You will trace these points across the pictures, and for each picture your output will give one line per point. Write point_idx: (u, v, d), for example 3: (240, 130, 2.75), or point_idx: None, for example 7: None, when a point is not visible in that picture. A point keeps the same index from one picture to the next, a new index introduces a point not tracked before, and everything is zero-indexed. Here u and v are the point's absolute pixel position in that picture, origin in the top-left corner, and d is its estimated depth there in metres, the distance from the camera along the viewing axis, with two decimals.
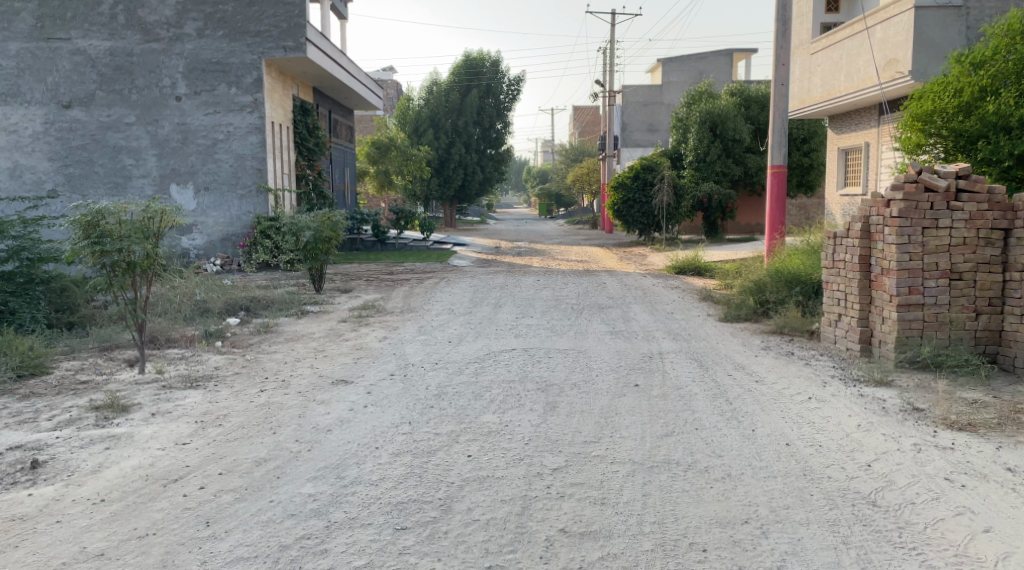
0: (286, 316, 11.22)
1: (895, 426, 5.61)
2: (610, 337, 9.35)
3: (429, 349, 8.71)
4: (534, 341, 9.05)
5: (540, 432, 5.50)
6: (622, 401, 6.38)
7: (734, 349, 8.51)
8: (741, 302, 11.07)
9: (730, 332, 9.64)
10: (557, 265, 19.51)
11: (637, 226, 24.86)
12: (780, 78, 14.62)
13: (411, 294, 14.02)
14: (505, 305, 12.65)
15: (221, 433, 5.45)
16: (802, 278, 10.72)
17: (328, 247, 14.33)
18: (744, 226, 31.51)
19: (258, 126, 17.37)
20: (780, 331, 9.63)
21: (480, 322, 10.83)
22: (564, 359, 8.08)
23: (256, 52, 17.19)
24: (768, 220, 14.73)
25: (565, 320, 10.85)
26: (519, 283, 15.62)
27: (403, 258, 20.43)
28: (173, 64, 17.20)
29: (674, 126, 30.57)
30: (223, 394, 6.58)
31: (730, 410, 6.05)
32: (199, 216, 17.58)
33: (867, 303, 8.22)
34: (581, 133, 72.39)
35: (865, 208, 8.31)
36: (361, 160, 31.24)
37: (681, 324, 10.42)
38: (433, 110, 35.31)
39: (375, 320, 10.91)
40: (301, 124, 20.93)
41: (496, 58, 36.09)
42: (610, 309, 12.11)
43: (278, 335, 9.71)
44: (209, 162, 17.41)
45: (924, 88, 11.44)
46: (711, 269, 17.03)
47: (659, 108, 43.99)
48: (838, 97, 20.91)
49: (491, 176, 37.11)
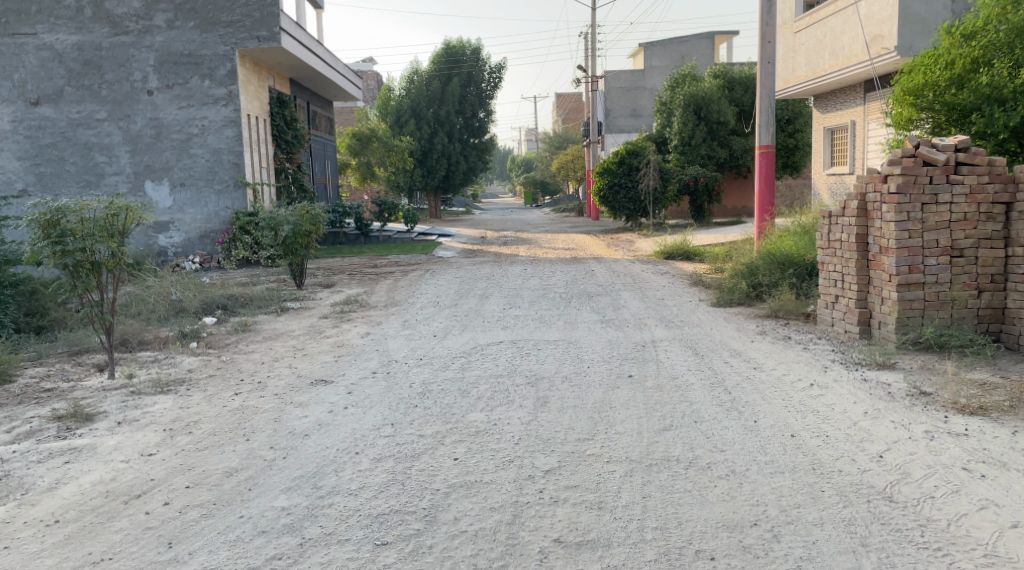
0: (265, 314, 10.86)
1: (906, 412, 5.33)
2: (600, 326, 9.04)
3: (414, 344, 8.37)
4: (522, 332, 8.74)
5: (531, 429, 5.19)
6: (615, 393, 6.08)
7: (729, 335, 8.19)
8: (733, 286, 10.77)
9: (723, 318, 9.33)
10: (545, 253, 19.19)
11: (624, 212, 24.55)
12: (766, 56, 14.31)
13: (395, 287, 13.68)
14: (491, 296, 12.33)
15: (191, 442, 5.10)
16: (796, 259, 10.44)
17: (308, 242, 13.96)
18: (731, 209, 31.26)
19: (233, 119, 16.95)
20: (775, 315, 9.33)
21: (467, 314, 10.50)
22: (554, 350, 7.78)
23: (228, 43, 16.75)
24: (757, 201, 14.44)
25: (554, 310, 10.53)
26: (506, 272, 15.29)
27: (387, 251, 20.06)
28: (143, 57, 16.74)
29: (658, 110, 30.27)
30: (195, 399, 6.26)
31: (730, 400, 5.74)
32: (176, 213, 17.17)
33: (866, 283, 7.90)
34: (564, 120, 71.99)
35: (861, 185, 8.00)
36: (342, 151, 30.73)
37: (672, 311, 10.12)
38: (415, 99, 34.86)
39: (358, 315, 10.57)
40: (278, 116, 20.48)
41: (477, 46, 35.68)
42: (600, 297, 11.80)
43: (256, 334, 9.36)
44: (184, 158, 16.99)
45: (914, 62, 11.15)
46: (699, 253, 16.75)
47: (642, 93, 43.73)
48: (823, 76, 20.65)
49: (475, 165, 36.72)
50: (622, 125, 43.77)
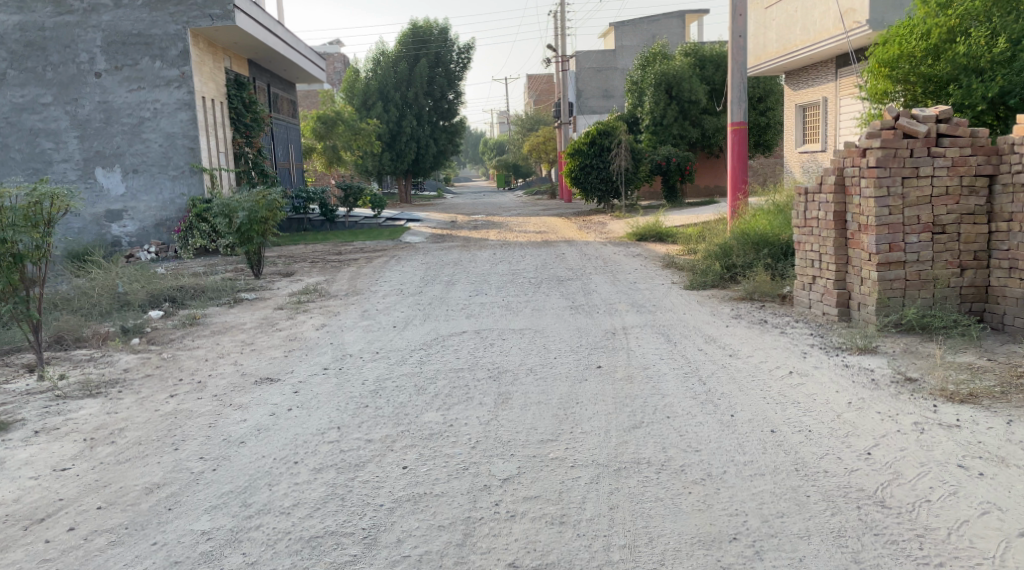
0: (217, 306, 10.34)
1: (894, 401, 4.94)
2: (568, 313, 8.61)
3: (371, 336, 7.91)
4: (487, 321, 8.31)
5: (490, 431, 4.74)
6: (581, 387, 5.64)
7: (703, 321, 7.76)
8: (707, 268, 10.38)
9: (697, 302, 8.91)
10: (515, 237, 18.74)
11: (596, 194, 24.14)
12: (738, 30, 13.87)
13: (358, 275, 13.17)
14: (458, 282, 11.87)
15: (111, 454, 4.64)
16: (771, 239, 10.07)
17: (265, 229, 13.41)
18: (703, 189, 30.95)
19: (187, 101, 16.30)
20: (751, 297, 8.93)
21: (431, 303, 10.05)
22: (518, 340, 7.35)
23: (180, 22, 16.08)
24: (729, 180, 14.05)
25: (522, 296, 10.10)
26: (474, 257, 14.81)
27: (353, 237, 19.52)
28: (89, 38, 15.99)
29: (629, 89, 29.82)
30: (125, 403, 5.87)
31: (704, 391, 5.33)
32: (128, 201, 16.48)
33: (844, 263, 7.49)
34: (536, 102, 71.38)
35: (838, 159, 7.58)
36: (307, 135, 29.93)
37: (644, 295, 9.71)
38: (381, 81, 34.11)
39: (316, 306, 10.07)
40: (236, 99, 19.78)
41: (444, 26, 34.98)
42: (570, 282, 11.37)
43: (205, 329, 8.86)
44: (136, 143, 16.31)
45: (889, 32, 10.73)
46: (672, 234, 16.38)
47: (613, 74, 43.31)
48: (794, 52, 20.35)
49: (445, 148, 36.08)
50: (593, 106, 43.30)
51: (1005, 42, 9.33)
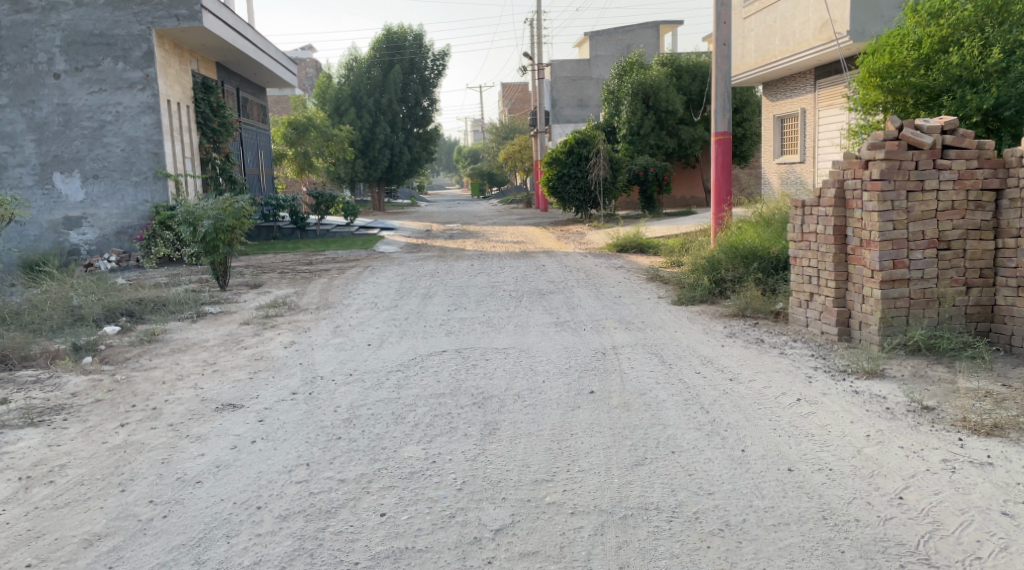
0: (179, 321, 9.77)
1: (918, 434, 4.49)
2: (553, 330, 8.16)
3: (344, 355, 7.40)
4: (467, 339, 7.83)
5: (476, 469, 4.26)
6: (574, 416, 5.17)
7: (695, 339, 7.31)
8: (695, 282, 9.97)
9: (688, 319, 8.47)
10: (492, 247, 18.25)
11: (573, 203, 23.75)
12: (722, 37, 13.53)
13: (329, 286, 12.63)
14: (436, 295, 11.39)
15: (47, 497, 4.21)
16: (761, 253, 9.70)
17: (231, 238, 12.82)
18: (680, 200, 30.68)
19: (151, 104, 15.66)
20: (743, 314, 8.52)
21: (407, 317, 9.56)
22: (501, 361, 6.87)
23: (144, 23, 15.47)
24: (713, 191, 13.65)
25: (503, 311, 9.65)
26: (451, 269, 14.32)
27: (325, 246, 18.96)
28: (48, 37, 15.33)
29: (606, 98, 29.49)
30: (69, 433, 5.41)
31: (710, 421, 4.84)
32: (88, 208, 15.80)
33: (844, 280, 7.06)
34: (511, 110, 71.16)
35: (838, 171, 7.15)
36: (278, 141, 29.29)
37: (631, 311, 9.28)
38: (355, 87, 33.57)
39: (285, 321, 9.54)
40: (204, 103, 19.15)
41: (419, 33, 34.54)
42: (552, 295, 10.94)
43: (163, 347, 8.31)
44: (97, 147, 15.65)
45: (878, 42, 10.38)
46: (653, 245, 15.99)
47: (588, 83, 43.09)
48: (772, 62, 20.13)
49: (420, 155, 35.53)
50: (569, 115, 43.02)
51: (999, 53, 8.97)
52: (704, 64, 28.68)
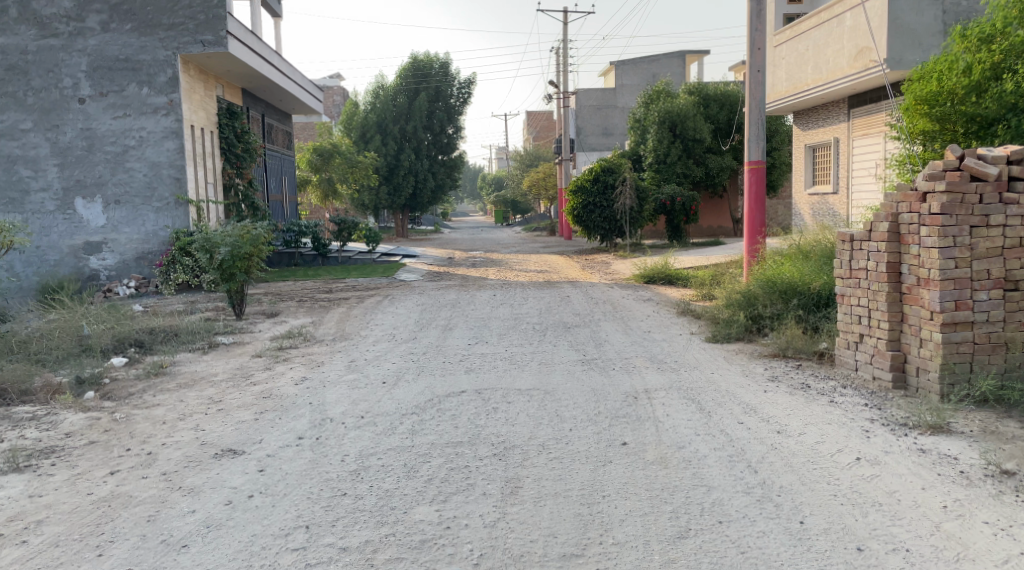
0: (189, 352, 9.37)
1: (1003, 506, 3.92)
2: (580, 369, 7.64)
3: (357, 394, 6.93)
4: (489, 378, 7.33)
5: (497, 539, 3.77)
6: (606, 472, 4.64)
7: (736, 382, 6.80)
8: (730, 319, 9.46)
9: (725, 359, 7.95)
10: (516, 276, 17.78)
11: (598, 232, 23.26)
12: (757, 64, 13.05)
13: (347, 317, 12.21)
14: (456, 327, 10.93)
15: (17, 563, 3.81)
16: (802, 288, 9.13)
17: (248, 266, 12.46)
18: (706, 229, 30.09)
19: (175, 130, 15.46)
20: (783, 354, 8.00)
21: (425, 352, 9.08)
22: (524, 404, 6.36)
23: (169, 48, 15.31)
24: (746, 222, 13.09)
25: (526, 346, 9.15)
26: (473, 299, 13.87)
27: (346, 273, 18.61)
28: (73, 62, 15.22)
29: (631, 127, 29.09)
30: (56, 481, 4.99)
31: (759, 483, 4.30)
32: (109, 232, 15.56)
33: (899, 321, 6.49)
34: (535, 137, 71.04)
35: (891, 203, 6.61)
36: (302, 167, 29.14)
37: (662, 348, 8.76)
38: (380, 114, 33.44)
39: (298, 354, 9.11)
40: (227, 128, 18.96)
41: (445, 61, 34.44)
42: (578, 329, 10.43)
43: (170, 382, 7.88)
44: (119, 172, 15.44)
45: (924, 68, 9.84)
46: (682, 276, 15.45)
47: (613, 112, 42.78)
48: (805, 91, 19.61)
49: (444, 182, 35.26)
50: (593, 143, 42.69)
51: None
52: (732, 93, 28.23)
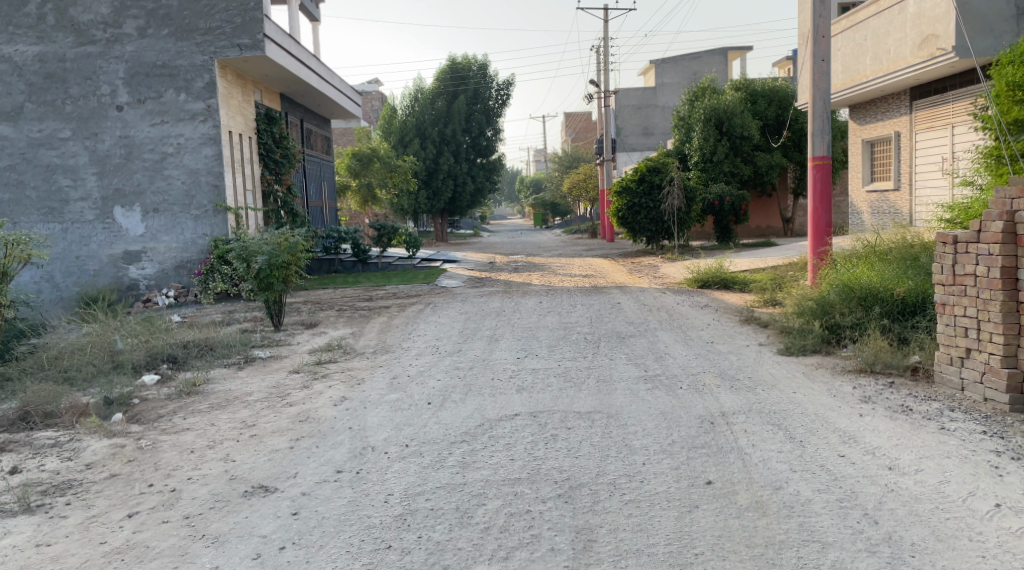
0: (224, 367, 8.83)
1: None
2: (644, 388, 6.94)
3: (400, 418, 6.32)
4: (544, 398, 6.68)
5: None
6: (691, 520, 4.02)
7: (825, 405, 6.12)
8: (804, 329, 8.77)
9: (805, 376, 7.27)
10: (561, 281, 17.14)
11: (645, 234, 22.47)
12: (820, 53, 12.25)
13: (388, 327, 11.64)
14: (502, 338, 10.29)
15: None
16: (882, 295, 8.53)
17: (286, 275, 11.97)
18: (755, 229, 29.09)
19: (213, 136, 15.07)
20: (870, 370, 7.32)
21: (472, 366, 8.44)
22: (587, 432, 5.68)
23: (206, 52, 14.93)
24: (812, 223, 12.29)
25: (581, 360, 8.45)
26: (518, 306, 13.21)
27: (386, 280, 18.12)
28: (111, 69, 14.92)
29: (676, 125, 28.25)
30: (68, 525, 4.44)
31: (885, 538, 3.75)
32: (148, 241, 15.21)
33: (1017, 335, 5.79)
34: (574, 138, 70.27)
35: (1005, 200, 5.92)
36: (341, 172, 28.78)
37: (731, 362, 8.04)
38: (419, 117, 33.03)
39: (335, 370, 8.53)
40: (266, 134, 18.59)
41: (484, 63, 33.97)
42: (633, 339, 9.74)
43: (202, 402, 7.33)
44: (157, 180, 15.09)
45: (1017, 50, 9.06)
46: (738, 280, 14.66)
47: (654, 111, 41.91)
48: (863, 83, 18.64)
49: (483, 186, 34.68)
50: (634, 143, 41.88)
51: None
52: (781, 88, 27.24)
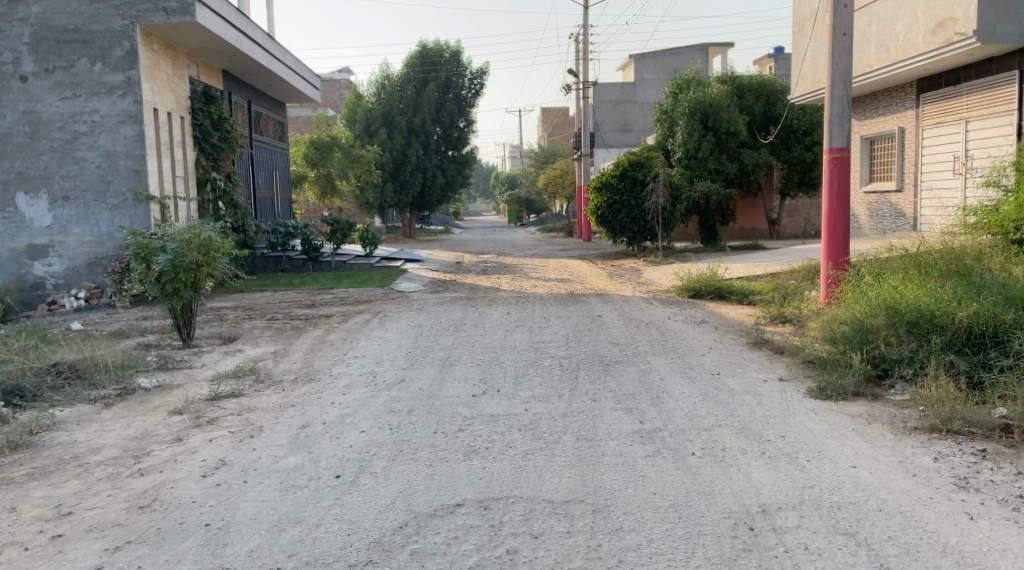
0: (85, 407, 6.73)
1: None
2: (640, 456, 4.92)
3: (289, 506, 4.29)
4: (502, 473, 4.66)
5: None
6: None
7: (914, 498, 4.20)
8: (839, 364, 6.84)
9: (860, 437, 5.29)
10: (533, 285, 15.12)
11: (625, 234, 20.45)
12: (842, 25, 10.14)
13: (322, 344, 9.56)
14: (459, 362, 8.24)
15: None
16: (941, 321, 6.61)
17: (197, 279, 9.84)
18: (739, 231, 27.55)
19: (133, 113, 12.84)
20: (944, 429, 5.40)
21: (413, 409, 6.36)
22: (562, 547, 3.70)
23: (127, 16, 12.73)
24: (828, 226, 10.26)
25: (555, 402, 6.41)
26: (482, 318, 11.15)
27: (337, 282, 15.97)
28: (15, 34, 12.66)
29: (658, 118, 26.33)
30: None
31: None
32: (56, 234, 12.91)
33: None
34: (550, 134, 68.46)
35: None
36: (298, 162, 26.42)
37: (753, 410, 6.06)
38: (386, 105, 30.89)
39: (231, 412, 6.45)
40: (201, 114, 16.31)
41: (456, 49, 31.86)
42: (621, 367, 7.76)
43: (20, 467, 5.22)
44: (68, 164, 12.83)
45: None
46: (733, 290, 12.73)
47: (633, 107, 40.17)
48: (866, 73, 16.71)
49: (454, 180, 32.52)
50: (612, 139, 39.97)
51: None
52: (770, 82, 25.30)
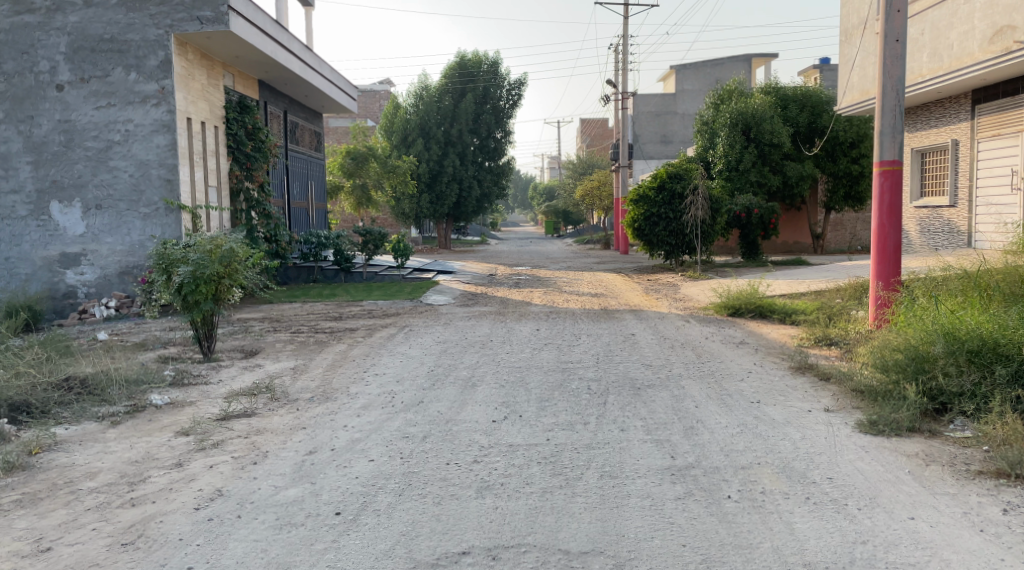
0: (90, 426, 6.45)
1: None
2: (671, 498, 4.47)
3: (287, 551, 3.92)
4: (518, 516, 4.24)
5: None
6: None
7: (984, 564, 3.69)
8: (892, 396, 6.29)
9: (916, 480, 4.79)
10: (566, 301, 14.66)
11: (663, 248, 19.91)
12: (893, 31, 9.50)
13: (344, 360, 9.24)
14: (482, 383, 7.83)
15: None
16: (1005, 351, 6.09)
17: (218, 291, 9.56)
18: (782, 245, 26.73)
19: (166, 122, 12.69)
20: (1012, 474, 4.83)
21: (429, 435, 5.97)
22: None
23: (162, 26, 12.58)
24: (878, 242, 9.63)
25: (581, 431, 5.97)
26: (510, 335, 10.75)
27: (367, 294, 15.71)
28: (52, 43, 12.60)
29: (699, 129, 25.74)
30: None
31: None
32: (88, 243, 12.78)
33: None
34: (589, 145, 68.09)
35: None
36: (334, 172, 26.31)
37: (797, 445, 5.55)
38: (423, 116, 30.70)
39: (238, 435, 6.11)
40: (236, 123, 16.18)
41: (494, 60, 31.60)
42: (654, 392, 7.30)
43: (13, 494, 4.92)
44: (101, 172, 12.71)
45: None
46: (775, 308, 12.14)
47: (673, 118, 39.59)
48: (917, 83, 16.04)
49: (490, 191, 32.23)
50: (651, 151, 39.40)
51: None
52: (815, 93, 24.59)
